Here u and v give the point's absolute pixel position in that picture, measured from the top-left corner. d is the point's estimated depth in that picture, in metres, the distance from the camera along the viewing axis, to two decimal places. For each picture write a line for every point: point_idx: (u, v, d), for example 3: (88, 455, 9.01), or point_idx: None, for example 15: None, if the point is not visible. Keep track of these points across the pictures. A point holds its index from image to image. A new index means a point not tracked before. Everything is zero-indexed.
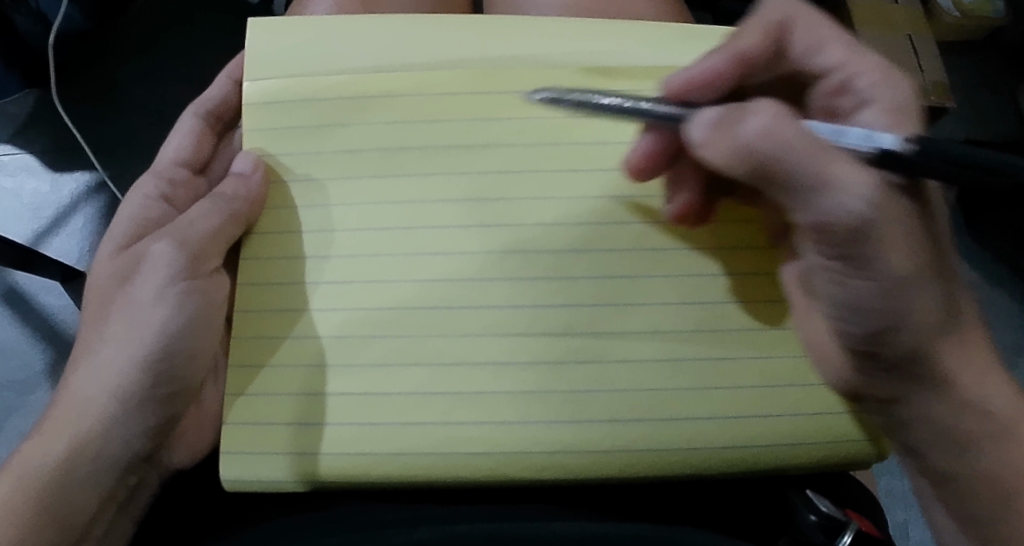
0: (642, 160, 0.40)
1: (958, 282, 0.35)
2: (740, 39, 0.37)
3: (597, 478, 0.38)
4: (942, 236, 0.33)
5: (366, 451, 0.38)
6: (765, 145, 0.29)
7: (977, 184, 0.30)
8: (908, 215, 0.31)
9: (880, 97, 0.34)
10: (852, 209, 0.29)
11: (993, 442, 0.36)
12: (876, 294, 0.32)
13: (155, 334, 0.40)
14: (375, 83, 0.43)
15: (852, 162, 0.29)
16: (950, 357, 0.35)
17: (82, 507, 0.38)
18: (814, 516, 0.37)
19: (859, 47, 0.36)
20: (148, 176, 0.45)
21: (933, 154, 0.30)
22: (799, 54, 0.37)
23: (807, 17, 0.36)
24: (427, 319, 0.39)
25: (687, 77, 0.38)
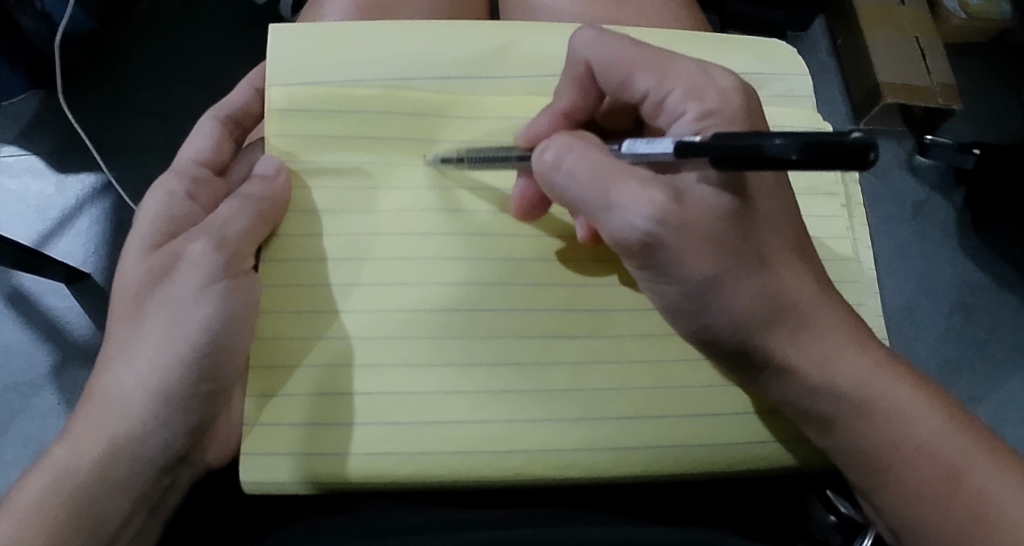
0: (523, 202, 0.41)
1: (776, 264, 0.37)
2: (558, 99, 0.42)
3: (628, 477, 0.39)
4: (750, 225, 0.37)
5: (393, 451, 0.38)
6: (556, 175, 0.36)
7: (757, 160, 0.29)
8: (698, 218, 0.35)
9: (687, 110, 0.37)
10: (636, 223, 0.35)
11: (850, 422, 0.37)
12: (687, 300, 0.36)
13: (199, 332, 0.39)
14: (397, 98, 0.43)
15: (637, 182, 0.35)
16: (786, 344, 0.37)
17: (118, 507, 0.38)
18: (834, 518, 0.40)
19: (664, 59, 0.38)
20: (170, 174, 0.44)
21: (721, 141, 0.30)
22: (614, 87, 0.40)
23: (602, 50, 0.39)
24: (447, 321, 0.40)
25: (531, 131, 0.42)
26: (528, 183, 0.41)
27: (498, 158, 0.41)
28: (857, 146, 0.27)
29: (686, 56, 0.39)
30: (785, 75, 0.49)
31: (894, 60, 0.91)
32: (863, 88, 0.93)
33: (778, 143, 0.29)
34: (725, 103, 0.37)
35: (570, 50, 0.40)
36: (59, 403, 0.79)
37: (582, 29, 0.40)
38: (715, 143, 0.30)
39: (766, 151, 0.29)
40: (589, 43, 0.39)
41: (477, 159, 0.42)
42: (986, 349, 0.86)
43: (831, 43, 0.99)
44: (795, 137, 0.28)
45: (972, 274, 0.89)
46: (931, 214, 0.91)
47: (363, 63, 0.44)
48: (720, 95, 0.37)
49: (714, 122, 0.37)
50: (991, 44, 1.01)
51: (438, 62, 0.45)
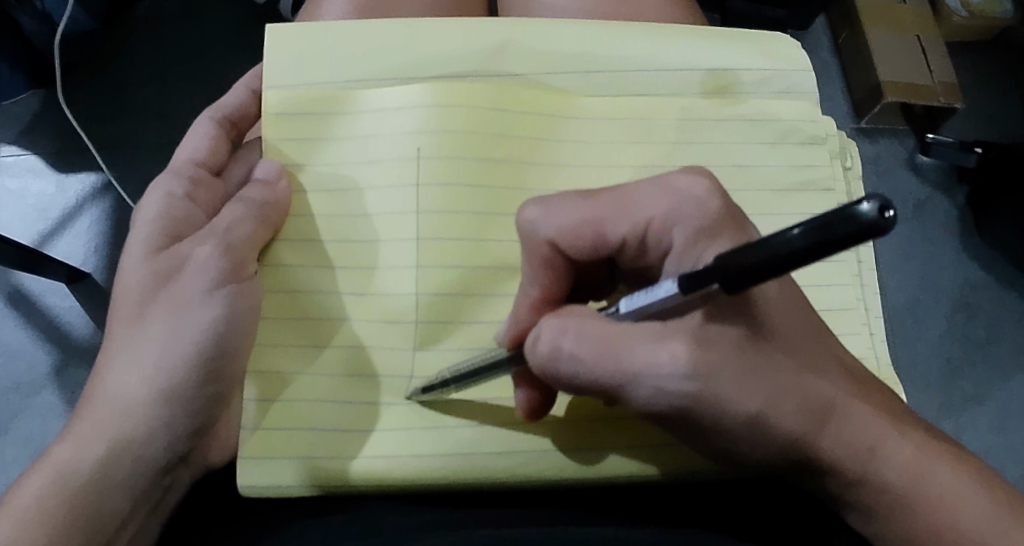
0: (531, 414, 0.37)
1: (803, 371, 0.34)
2: (530, 287, 0.37)
3: (623, 475, 0.39)
4: (770, 346, 0.34)
5: (419, 451, 0.38)
6: (558, 362, 0.33)
7: (773, 263, 0.25)
8: (725, 356, 0.33)
9: (676, 237, 0.33)
10: (669, 385, 0.32)
11: (896, 509, 0.36)
12: (735, 442, 0.35)
13: (206, 333, 0.39)
14: (390, 95, 0.43)
15: (651, 340, 0.32)
16: (831, 450, 0.35)
17: (117, 509, 0.38)
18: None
19: (621, 197, 0.34)
20: (169, 175, 0.44)
21: (724, 259, 0.26)
22: (586, 249, 0.35)
23: (559, 219, 0.35)
24: (444, 309, 0.40)
25: (516, 328, 0.36)
26: (529, 393, 0.37)
27: (481, 368, 0.36)
28: (864, 218, 0.22)
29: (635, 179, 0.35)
30: (786, 73, 0.49)
31: (895, 60, 0.90)
32: (864, 87, 0.93)
33: (787, 239, 0.24)
34: (705, 210, 0.33)
35: (526, 236, 0.36)
36: (59, 402, 0.79)
37: (528, 207, 0.35)
38: (722, 264, 0.26)
39: (777, 254, 0.24)
40: (541, 219, 0.35)
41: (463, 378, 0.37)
42: (989, 349, 0.86)
43: (833, 41, 0.98)
44: (791, 229, 0.24)
45: (973, 273, 0.89)
46: (932, 213, 0.91)
47: (365, 65, 0.44)
48: (696, 204, 0.33)
49: (711, 242, 0.33)
50: (993, 42, 1.00)
51: (438, 62, 0.45)
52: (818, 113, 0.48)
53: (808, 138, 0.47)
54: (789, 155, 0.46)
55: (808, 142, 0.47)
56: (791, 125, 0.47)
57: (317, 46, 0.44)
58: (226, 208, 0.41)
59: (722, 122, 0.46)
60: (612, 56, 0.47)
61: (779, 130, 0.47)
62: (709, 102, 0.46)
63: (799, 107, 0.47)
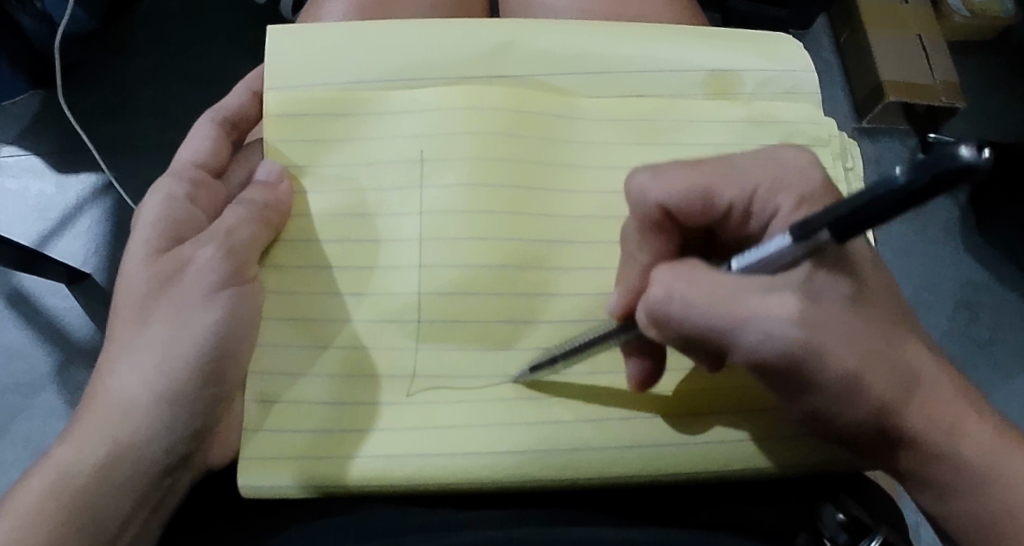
0: (640, 384, 0.39)
1: (903, 341, 0.34)
2: (638, 257, 0.37)
3: (626, 478, 0.38)
4: (872, 307, 0.33)
5: (415, 454, 0.38)
6: (669, 306, 0.32)
7: (879, 205, 0.24)
8: (832, 313, 0.32)
9: (783, 204, 0.34)
10: (779, 333, 0.31)
11: (972, 489, 0.34)
12: (831, 401, 0.33)
13: (207, 336, 0.39)
14: (393, 99, 0.43)
15: (765, 291, 0.31)
16: (919, 421, 0.34)
17: (117, 512, 0.38)
18: (841, 515, 0.39)
19: (731, 163, 0.35)
20: (169, 177, 0.44)
21: (832, 208, 0.26)
22: (698, 216, 0.35)
23: (669, 187, 0.35)
24: (446, 306, 0.40)
25: (625, 299, 0.36)
26: (639, 365, 0.38)
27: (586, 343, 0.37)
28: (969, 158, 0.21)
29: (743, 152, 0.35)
30: (788, 73, 0.49)
31: (895, 59, 0.90)
32: (865, 87, 0.93)
33: (890, 182, 0.24)
34: (809, 179, 0.34)
35: (634, 201, 0.36)
36: (59, 403, 0.78)
37: (637, 174, 0.36)
38: (824, 214, 0.27)
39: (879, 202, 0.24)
40: (651, 186, 0.35)
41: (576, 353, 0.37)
42: (990, 348, 0.86)
43: (834, 41, 0.98)
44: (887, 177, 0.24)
45: (975, 272, 0.89)
46: (933, 215, 0.91)
47: (367, 66, 0.44)
48: (801, 174, 0.34)
49: (819, 210, 0.34)
50: (994, 41, 1.00)
51: (440, 63, 0.45)
52: (821, 115, 0.47)
53: (811, 140, 0.47)
54: None
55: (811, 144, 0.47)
56: (794, 127, 0.47)
57: (319, 47, 0.44)
58: (228, 210, 0.41)
59: (725, 122, 0.46)
60: (613, 56, 0.47)
61: (782, 131, 0.46)
62: (712, 103, 0.46)
63: (803, 108, 0.47)
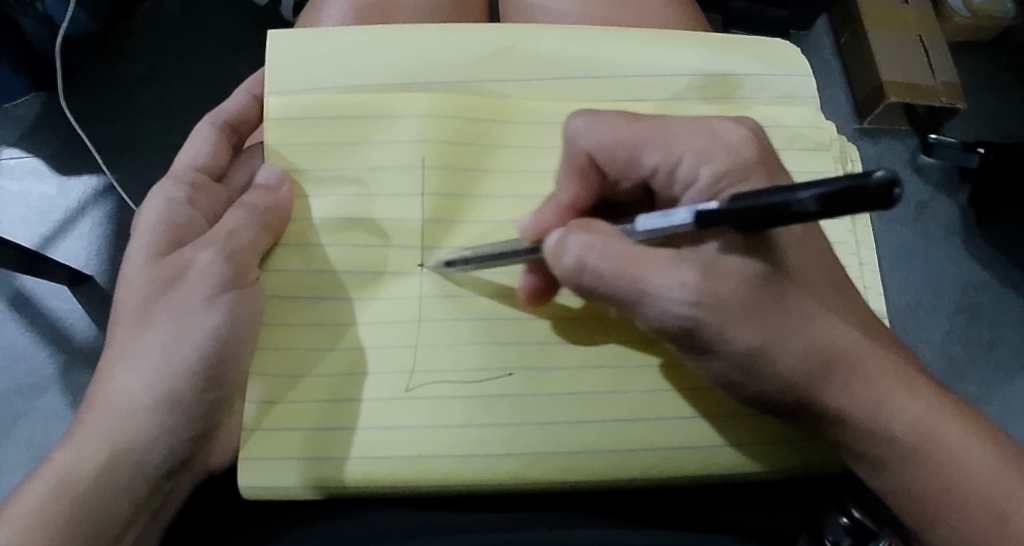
0: (532, 295, 0.40)
1: (817, 317, 0.36)
2: (558, 194, 0.40)
3: (634, 481, 0.38)
4: (788, 281, 0.36)
5: (422, 454, 0.38)
6: (581, 275, 0.35)
7: (774, 218, 0.28)
8: (733, 290, 0.35)
9: (701, 175, 0.37)
10: (673, 309, 0.35)
11: (902, 463, 0.36)
12: (739, 371, 0.36)
13: (208, 339, 0.39)
14: (392, 102, 0.43)
15: (666, 266, 0.34)
16: (837, 395, 0.36)
17: (117, 515, 0.38)
18: (846, 520, 0.38)
19: (663, 128, 0.38)
20: (169, 180, 0.44)
21: (739, 203, 0.29)
22: (621, 169, 0.39)
23: (597, 134, 0.38)
24: (448, 309, 0.40)
25: (537, 223, 0.39)
26: (535, 276, 0.40)
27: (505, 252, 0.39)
28: (875, 187, 0.25)
29: (686, 118, 0.38)
30: (786, 77, 0.49)
31: (896, 59, 0.90)
32: (865, 87, 0.93)
33: (795, 199, 0.27)
34: (736, 155, 0.36)
35: (567, 145, 0.39)
36: (62, 405, 0.79)
37: (574, 119, 0.39)
38: (745, 203, 0.29)
39: (793, 209, 0.28)
40: (584, 130, 0.39)
41: (487, 257, 0.39)
42: (990, 349, 0.86)
43: (834, 41, 0.98)
44: (805, 188, 0.27)
45: (975, 273, 0.89)
46: (934, 214, 0.91)
47: (364, 70, 0.44)
48: (730, 149, 0.37)
49: (734, 182, 0.36)
50: (994, 41, 1.00)
51: (440, 66, 0.45)
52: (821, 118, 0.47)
53: (812, 143, 0.47)
54: (793, 160, 0.46)
55: (811, 147, 0.47)
56: (795, 130, 0.47)
57: (318, 51, 0.44)
58: (229, 213, 0.41)
59: None
60: (612, 60, 0.47)
61: (783, 135, 0.46)
62: (711, 107, 0.46)
63: (803, 112, 0.47)
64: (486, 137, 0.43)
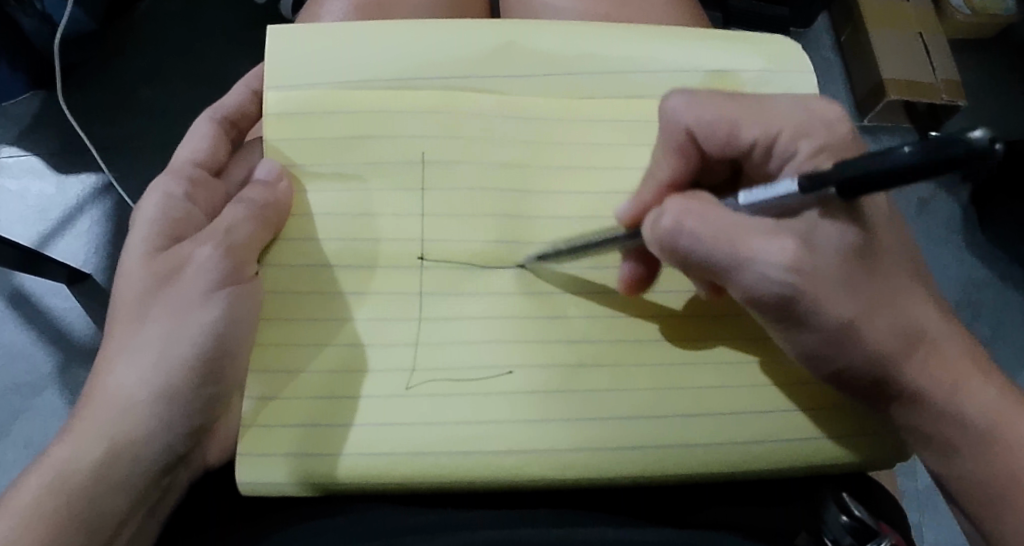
0: (630, 284, 0.41)
1: (907, 297, 0.37)
2: (657, 171, 0.40)
3: (631, 477, 0.38)
4: (883, 260, 0.37)
5: (417, 451, 0.37)
6: (678, 237, 0.36)
7: (872, 182, 0.28)
8: (830, 262, 0.35)
9: (800, 150, 0.37)
10: (772, 274, 0.35)
11: (972, 451, 0.36)
12: (826, 344, 0.37)
13: (205, 333, 0.39)
14: (393, 98, 0.43)
15: (766, 233, 0.35)
16: (919, 375, 0.37)
17: (114, 511, 0.38)
18: (846, 518, 0.37)
19: (764, 105, 0.38)
20: (168, 175, 0.44)
21: (835, 170, 0.30)
22: (719, 145, 0.39)
23: (701, 111, 0.39)
24: (450, 305, 0.40)
25: (635, 206, 0.40)
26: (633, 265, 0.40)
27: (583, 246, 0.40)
28: (974, 145, 0.25)
29: (782, 97, 0.39)
30: (787, 75, 0.48)
31: (896, 57, 0.90)
32: (865, 86, 0.93)
33: (894, 157, 0.27)
34: (834, 133, 0.37)
35: (666, 120, 0.40)
36: (61, 403, 0.78)
37: (673, 95, 0.40)
38: (842, 167, 0.29)
39: (891, 168, 0.27)
40: (683, 106, 0.39)
41: (569, 249, 0.40)
42: (992, 347, 0.86)
43: (834, 40, 0.98)
44: (901, 143, 0.27)
45: (976, 270, 0.89)
46: (936, 211, 0.91)
47: (364, 65, 0.44)
48: (828, 127, 0.37)
49: (830, 157, 0.36)
50: (995, 40, 1.00)
51: (441, 62, 0.45)
52: None
53: None
54: None
55: None
56: None
57: (318, 47, 0.44)
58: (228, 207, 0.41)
59: None
60: (614, 57, 0.47)
61: None
62: None
63: None
64: (490, 133, 0.43)
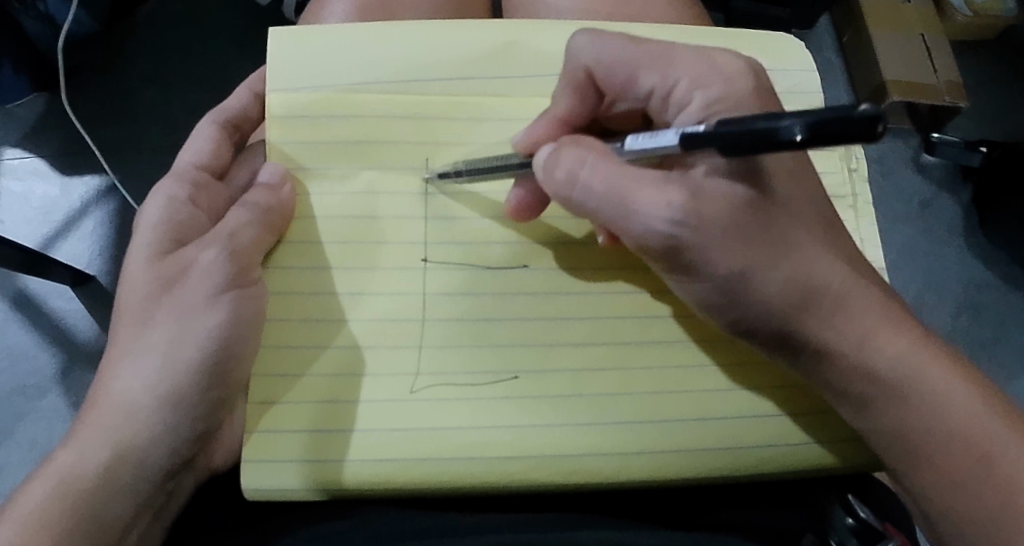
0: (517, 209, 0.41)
1: (805, 250, 0.37)
2: (555, 107, 0.42)
3: (636, 482, 0.38)
4: (776, 213, 0.37)
5: (424, 457, 0.38)
6: (573, 190, 0.37)
7: (756, 145, 0.29)
8: (719, 213, 0.36)
9: (695, 98, 0.38)
10: (657, 227, 0.36)
11: (887, 405, 0.37)
12: (720, 293, 0.38)
13: (209, 337, 0.39)
14: (393, 100, 0.43)
15: (652, 185, 0.36)
16: (817, 329, 0.37)
17: (119, 515, 0.38)
18: (851, 521, 0.37)
19: (668, 52, 0.39)
20: (171, 179, 0.44)
21: (723, 128, 0.30)
22: (619, 87, 0.40)
23: (602, 50, 0.39)
24: (451, 307, 0.40)
25: (529, 137, 0.41)
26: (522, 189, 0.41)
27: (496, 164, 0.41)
28: (861, 118, 0.26)
29: (686, 46, 0.39)
30: (788, 73, 0.49)
31: (897, 58, 0.90)
32: (867, 86, 0.93)
33: (779, 127, 0.28)
34: (732, 86, 0.37)
35: (569, 57, 0.40)
36: (65, 405, 0.79)
37: (577, 34, 0.40)
38: (722, 129, 0.30)
39: (779, 139, 0.28)
40: (587, 46, 0.40)
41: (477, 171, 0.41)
42: (994, 347, 0.86)
43: (835, 41, 0.99)
44: (797, 116, 0.27)
45: (978, 271, 0.89)
46: (937, 213, 0.91)
47: (365, 67, 0.44)
48: (726, 79, 0.38)
49: (725, 109, 0.37)
50: (996, 40, 1.00)
51: (441, 65, 0.45)
52: None
53: None
54: None
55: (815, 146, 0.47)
56: None
57: (320, 50, 0.44)
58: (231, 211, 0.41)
59: None
60: None
61: None
62: None
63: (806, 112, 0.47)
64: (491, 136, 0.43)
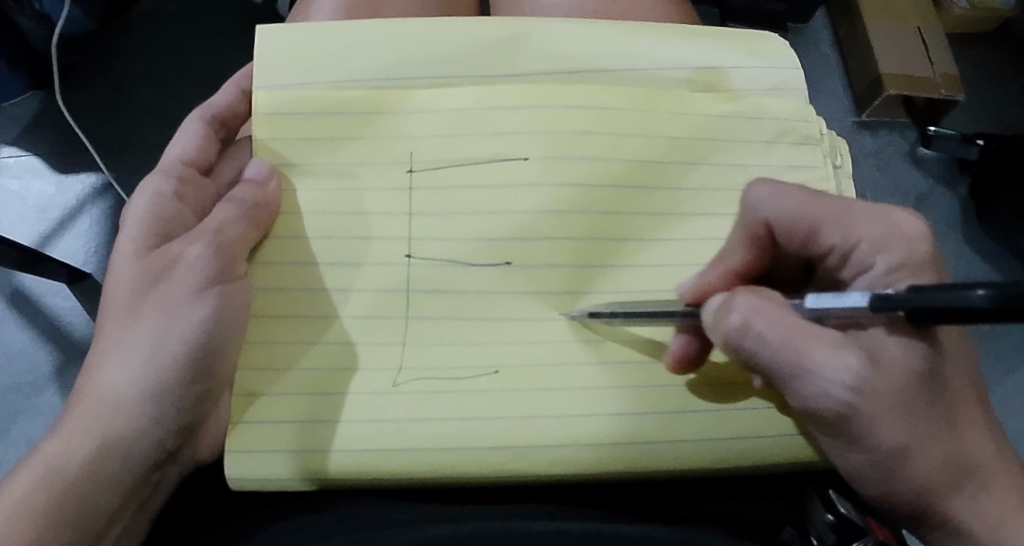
0: (682, 360, 0.39)
1: (963, 430, 0.36)
2: (727, 258, 0.40)
3: (620, 474, 0.38)
4: (945, 387, 0.36)
5: (408, 448, 0.38)
6: (746, 338, 0.35)
7: (937, 315, 0.29)
8: (894, 385, 0.34)
9: (877, 262, 0.37)
10: (831, 391, 0.34)
11: None
12: (874, 468, 0.36)
13: (195, 332, 0.39)
14: (379, 96, 0.43)
15: (827, 346, 0.34)
16: (964, 507, 0.36)
17: (105, 507, 0.38)
18: (831, 516, 0.38)
19: (849, 208, 0.38)
20: (157, 174, 0.44)
21: (907, 294, 0.30)
22: (797, 242, 0.39)
23: (782, 206, 0.38)
24: (435, 305, 0.40)
25: (698, 286, 0.40)
26: (686, 338, 0.39)
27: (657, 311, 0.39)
28: None
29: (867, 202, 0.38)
30: (776, 70, 0.48)
31: (895, 50, 0.90)
32: (864, 79, 0.92)
33: (968, 296, 0.27)
34: (915, 248, 0.36)
35: (745, 211, 0.40)
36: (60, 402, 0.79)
37: (757, 186, 0.39)
38: (906, 294, 0.30)
39: (962, 306, 0.27)
40: (765, 197, 0.39)
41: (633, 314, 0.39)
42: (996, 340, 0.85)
43: (833, 34, 0.98)
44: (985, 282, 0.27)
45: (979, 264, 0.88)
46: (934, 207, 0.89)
47: (353, 62, 0.44)
48: (908, 240, 0.37)
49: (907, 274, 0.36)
50: (994, 33, 0.99)
51: (428, 60, 0.45)
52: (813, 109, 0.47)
53: (804, 139, 0.46)
54: (784, 155, 0.46)
55: (799, 143, 0.46)
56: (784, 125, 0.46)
57: (308, 45, 0.44)
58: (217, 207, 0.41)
59: (718, 117, 0.45)
60: (602, 53, 0.47)
61: (775, 131, 0.46)
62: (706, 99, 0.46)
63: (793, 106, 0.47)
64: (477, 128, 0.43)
